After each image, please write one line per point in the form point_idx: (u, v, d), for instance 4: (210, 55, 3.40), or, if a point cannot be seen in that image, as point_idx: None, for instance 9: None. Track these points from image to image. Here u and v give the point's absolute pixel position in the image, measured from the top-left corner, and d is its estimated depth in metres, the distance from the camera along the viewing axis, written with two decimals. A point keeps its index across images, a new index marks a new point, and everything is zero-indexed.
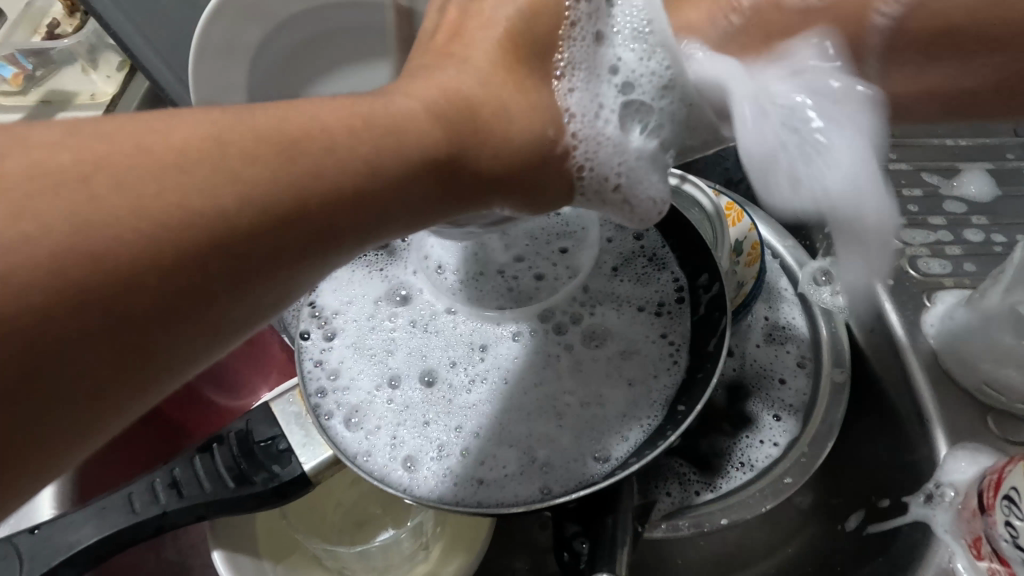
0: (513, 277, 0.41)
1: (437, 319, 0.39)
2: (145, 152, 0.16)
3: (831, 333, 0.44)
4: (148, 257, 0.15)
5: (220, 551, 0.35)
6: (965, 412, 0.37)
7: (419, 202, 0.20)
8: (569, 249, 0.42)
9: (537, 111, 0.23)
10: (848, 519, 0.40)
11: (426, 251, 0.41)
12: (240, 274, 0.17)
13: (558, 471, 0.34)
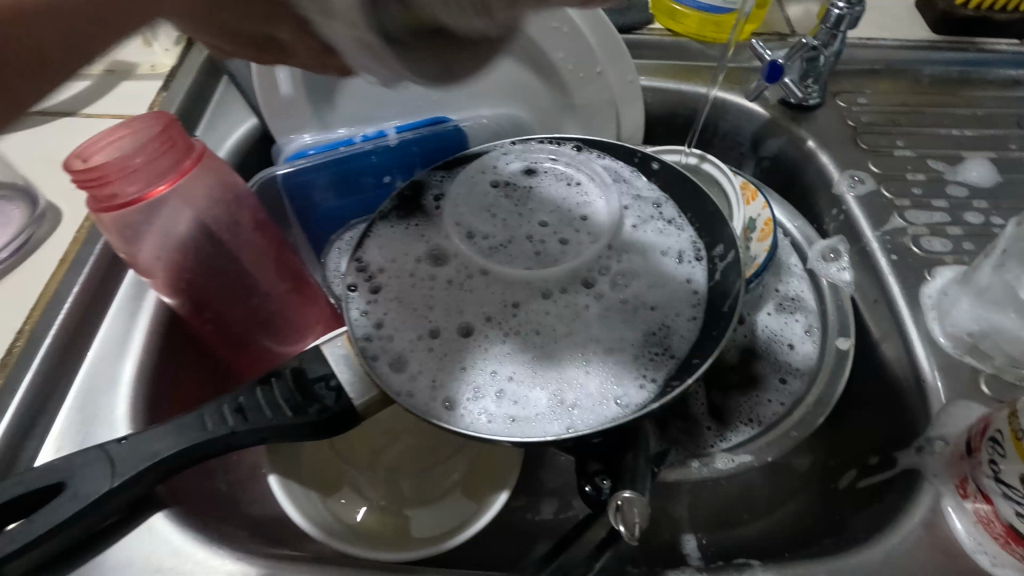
0: (541, 240, 0.43)
1: (471, 277, 0.42)
2: None
3: (837, 302, 0.47)
4: None
5: (275, 473, 0.38)
6: (960, 374, 0.40)
7: None
8: (589, 214, 0.45)
9: None
10: (841, 478, 0.43)
11: (458, 217, 0.44)
12: None
13: (583, 412, 0.36)
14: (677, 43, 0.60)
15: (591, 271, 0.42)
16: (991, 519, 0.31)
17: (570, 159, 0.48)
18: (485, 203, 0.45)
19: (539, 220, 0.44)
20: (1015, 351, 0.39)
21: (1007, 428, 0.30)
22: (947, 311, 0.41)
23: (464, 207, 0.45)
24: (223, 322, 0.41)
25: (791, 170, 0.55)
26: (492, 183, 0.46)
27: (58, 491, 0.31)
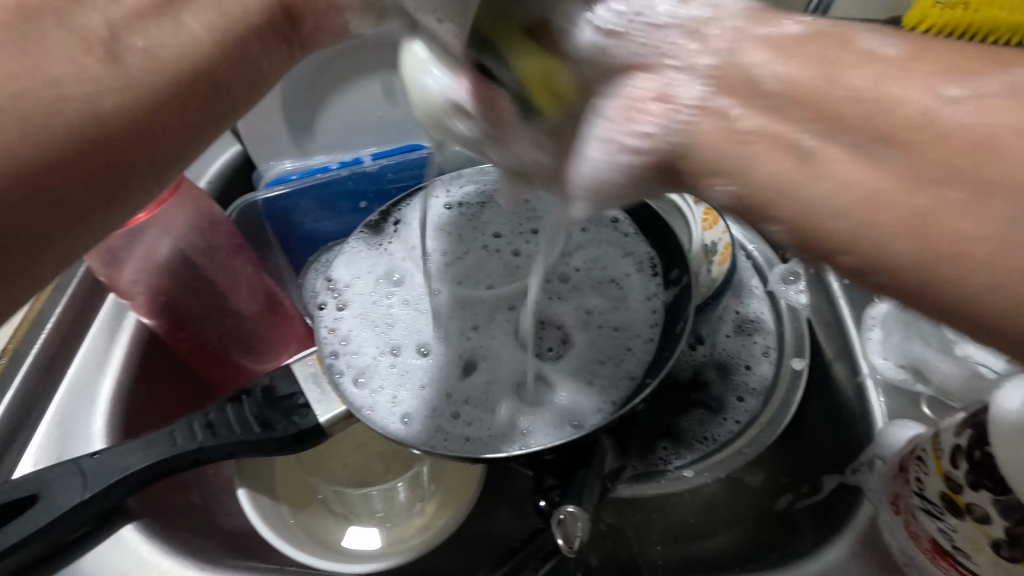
0: (496, 251, 0.47)
1: (426, 298, 0.44)
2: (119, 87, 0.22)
3: (794, 324, 0.49)
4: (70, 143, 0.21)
5: (244, 488, 0.40)
6: (901, 392, 0.42)
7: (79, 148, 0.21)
8: (540, 227, 0.48)
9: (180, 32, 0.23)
10: (778, 499, 0.45)
11: (412, 240, 0.47)
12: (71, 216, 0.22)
13: (538, 433, 0.38)
14: None
15: (553, 277, 0.47)
16: (919, 533, 0.33)
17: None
18: (438, 223, 0.48)
19: (497, 235, 0.48)
20: (940, 380, 0.41)
21: (930, 447, 0.32)
22: (878, 342, 0.44)
23: (418, 231, 0.47)
24: (200, 342, 0.44)
25: None
26: (446, 204, 0.48)
27: (34, 502, 0.34)
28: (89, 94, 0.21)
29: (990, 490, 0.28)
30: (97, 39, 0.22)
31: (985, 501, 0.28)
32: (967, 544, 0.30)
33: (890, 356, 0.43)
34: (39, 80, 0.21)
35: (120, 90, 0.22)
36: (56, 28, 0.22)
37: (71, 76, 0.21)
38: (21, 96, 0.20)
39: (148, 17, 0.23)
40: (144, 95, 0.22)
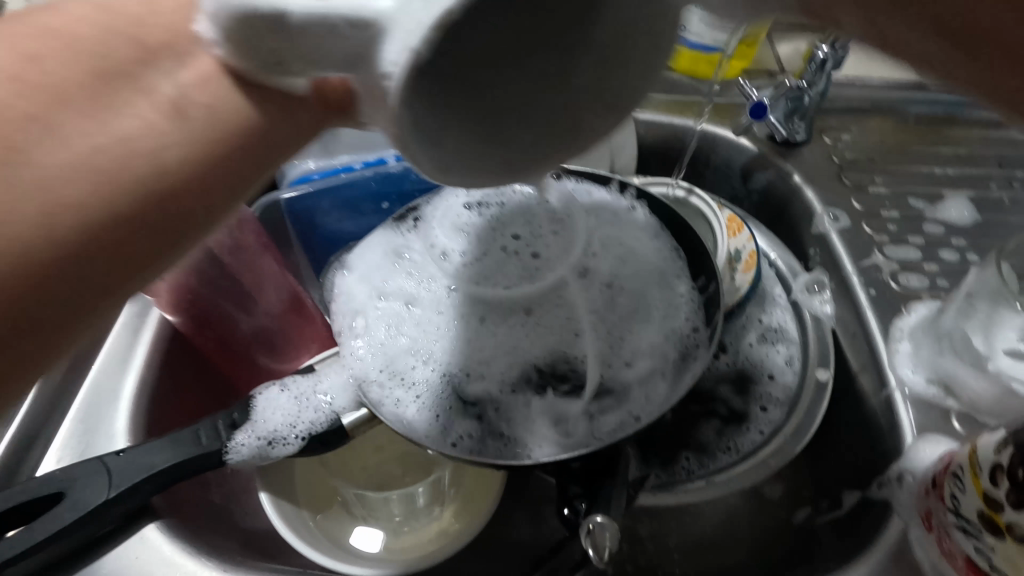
0: (515, 252, 0.45)
1: (445, 297, 0.43)
2: (147, 158, 0.19)
3: (819, 335, 0.49)
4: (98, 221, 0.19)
5: (266, 492, 0.40)
6: (931, 406, 0.41)
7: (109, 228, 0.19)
8: (563, 228, 0.46)
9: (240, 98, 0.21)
10: (797, 513, 0.45)
11: (432, 238, 0.46)
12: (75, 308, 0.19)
13: (571, 437, 0.38)
14: (668, 79, 0.61)
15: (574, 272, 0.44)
16: (951, 551, 0.32)
17: (538, 179, 0.49)
18: (458, 223, 0.47)
19: (516, 234, 0.46)
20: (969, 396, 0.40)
21: (966, 463, 0.31)
22: (905, 354, 0.43)
23: (438, 230, 0.47)
24: (226, 339, 0.44)
25: (780, 202, 0.57)
26: (468, 205, 0.48)
27: (59, 500, 0.33)
28: (159, 145, 0.19)
29: None
30: (168, 101, 0.20)
31: None
32: (1005, 564, 0.29)
33: (919, 369, 0.42)
34: (109, 138, 0.19)
35: (174, 153, 0.20)
36: (128, 87, 0.19)
37: (147, 133, 0.19)
38: (90, 153, 0.18)
39: (214, 73, 0.20)
40: (170, 165, 0.20)
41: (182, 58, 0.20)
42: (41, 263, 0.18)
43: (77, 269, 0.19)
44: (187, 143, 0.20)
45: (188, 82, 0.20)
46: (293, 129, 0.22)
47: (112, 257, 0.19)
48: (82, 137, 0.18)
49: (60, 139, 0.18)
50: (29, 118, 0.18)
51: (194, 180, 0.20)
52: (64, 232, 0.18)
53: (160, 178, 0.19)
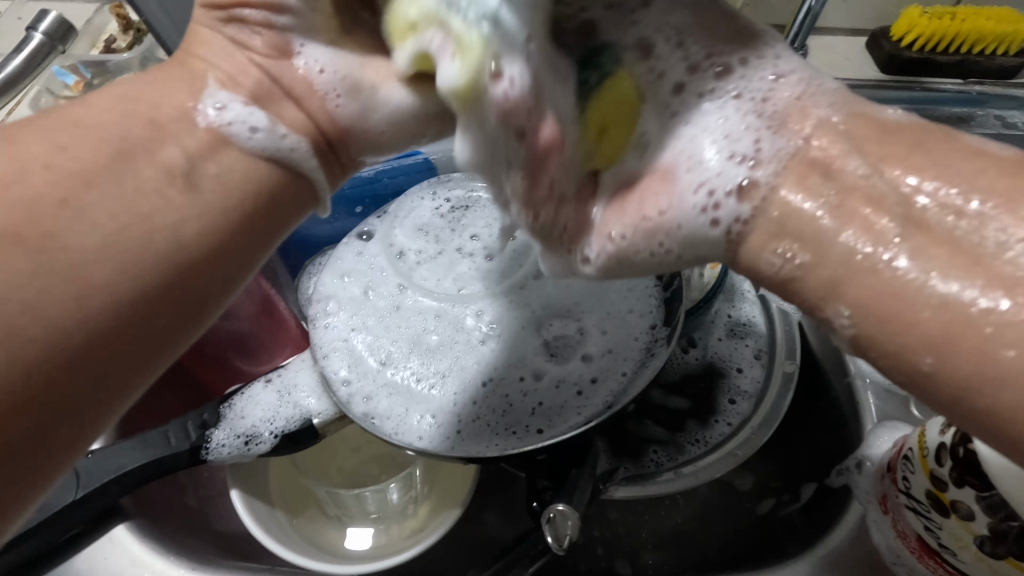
0: (470, 253, 0.48)
1: (404, 298, 0.45)
2: (167, 226, 0.22)
3: (788, 329, 0.49)
4: (141, 285, 0.21)
5: (238, 489, 0.41)
6: (890, 394, 0.42)
7: (147, 297, 0.22)
8: (516, 233, 0.49)
9: (245, 176, 0.25)
10: (761, 505, 0.45)
11: (393, 238, 0.49)
12: (122, 367, 0.22)
13: (541, 424, 0.39)
14: None
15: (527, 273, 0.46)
16: (907, 532, 0.33)
17: None
18: (418, 224, 0.49)
19: (469, 236, 0.49)
20: None
21: (916, 446, 0.32)
22: (860, 342, 0.45)
23: (398, 231, 0.49)
24: (198, 342, 0.45)
25: None
26: (430, 208, 0.51)
27: (27, 501, 0.34)
28: (173, 221, 0.22)
29: (973, 486, 0.28)
30: (179, 174, 0.23)
31: (969, 498, 0.28)
32: (953, 541, 0.30)
33: None
34: (133, 209, 0.22)
35: (198, 218, 0.23)
36: (139, 162, 0.23)
37: (164, 209, 0.22)
38: (117, 233, 0.21)
39: (213, 147, 0.24)
40: (187, 226, 0.23)
41: (190, 133, 0.24)
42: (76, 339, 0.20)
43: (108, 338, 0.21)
44: (197, 217, 0.23)
45: (196, 155, 0.24)
46: (284, 195, 0.26)
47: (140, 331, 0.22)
48: (109, 218, 0.21)
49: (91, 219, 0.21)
50: (63, 202, 0.21)
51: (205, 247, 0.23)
52: (99, 307, 0.21)
53: (175, 249, 0.22)
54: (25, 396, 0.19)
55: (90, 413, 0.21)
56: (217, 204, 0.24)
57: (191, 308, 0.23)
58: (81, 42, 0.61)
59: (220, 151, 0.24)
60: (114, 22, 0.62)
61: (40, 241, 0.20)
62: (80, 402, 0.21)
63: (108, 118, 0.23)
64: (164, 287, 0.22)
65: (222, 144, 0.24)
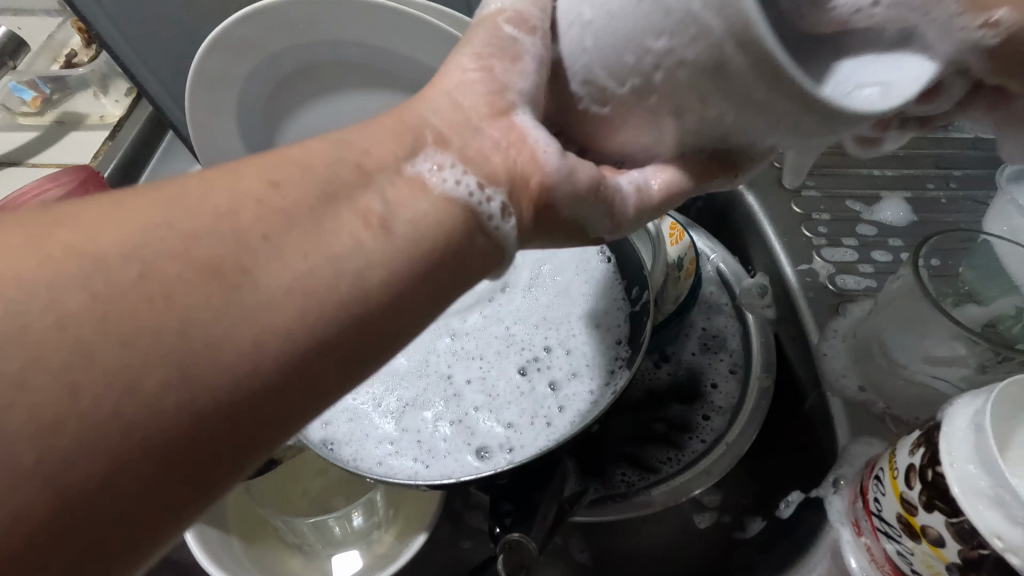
0: None
1: None
2: (336, 267, 0.20)
3: (761, 340, 0.48)
4: (282, 330, 0.18)
5: (189, 520, 0.38)
6: (864, 411, 0.41)
7: (303, 347, 0.19)
8: None
9: (394, 238, 0.21)
10: (702, 517, 0.45)
11: None
12: (239, 439, 0.18)
13: (518, 450, 0.38)
14: None
15: (496, 286, 0.46)
16: (879, 554, 0.32)
17: None
18: None
19: None
20: (895, 400, 0.40)
21: (887, 466, 0.31)
22: (825, 360, 0.44)
23: None
24: None
25: (723, 206, 0.57)
26: None
27: None
28: (361, 265, 0.20)
29: (943, 511, 0.26)
30: (374, 219, 0.21)
31: (939, 524, 0.27)
32: (924, 567, 0.28)
33: (849, 373, 0.42)
34: (312, 262, 0.19)
35: (384, 266, 0.20)
36: (342, 208, 0.21)
37: (352, 252, 0.20)
38: (309, 273, 0.19)
39: (413, 194, 0.22)
40: (350, 285, 0.20)
41: (390, 181, 0.22)
42: (142, 426, 0.16)
43: (132, 466, 0.16)
44: (386, 264, 0.20)
45: (391, 205, 0.21)
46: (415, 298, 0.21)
47: (259, 408, 0.18)
48: (306, 273, 0.19)
49: (226, 344, 0.18)
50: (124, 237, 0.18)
51: (308, 359, 0.19)
52: (235, 357, 0.18)
53: (350, 304, 0.20)
54: (107, 464, 0.16)
55: (216, 474, 0.18)
56: (394, 257, 0.21)
57: (267, 412, 0.18)
58: (41, 57, 0.60)
59: (416, 199, 0.22)
60: (76, 35, 0.62)
61: (234, 277, 0.18)
62: (195, 476, 0.17)
63: (315, 160, 0.22)
64: (299, 359, 0.19)
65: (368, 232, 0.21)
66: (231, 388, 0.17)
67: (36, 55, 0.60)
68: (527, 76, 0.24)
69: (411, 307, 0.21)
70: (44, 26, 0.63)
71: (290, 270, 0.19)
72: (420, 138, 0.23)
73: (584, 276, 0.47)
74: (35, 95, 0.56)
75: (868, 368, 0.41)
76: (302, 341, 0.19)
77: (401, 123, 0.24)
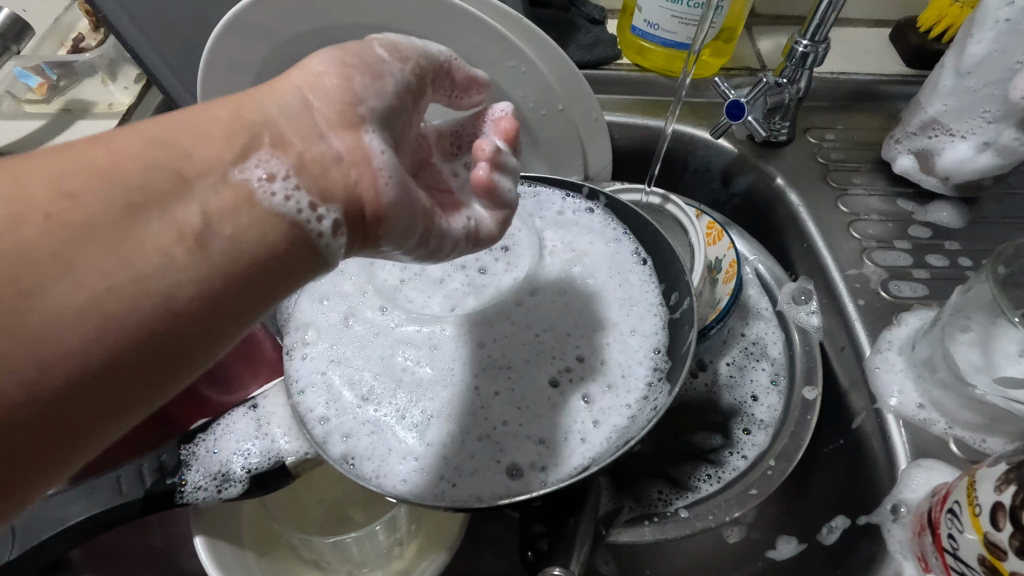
0: (463, 266, 0.45)
1: (384, 323, 0.41)
2: (163, 272, 0.19)
3: (805, 349, 0.45)
4: (95, 337, 0.18)
5: (201, 535, 0.36)
6: (924, 431, 0.38)
7: (120, 351, 0.19)
8: (510, 245, 0.46)
9: (227, 239, 0.21)
10: (729, 533, 0.43)
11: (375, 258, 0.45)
12: (62, 436, 0.18)
13: (552, 470, 0.36)
14: (642, 77, 0.58)
15: (524, 288, 0.44)
16: None
17: None
18: None
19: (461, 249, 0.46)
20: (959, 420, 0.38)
21: (965, 499, 0.28)
22: (882, 376, 0.41)
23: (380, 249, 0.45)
24: None
25: (762, 205, 0.54)
26: None
27: None
28: (171, 284, 0.19)
29: None
30: (191, 232, 0.20)
31: None
32: None
33: (908, 389, 0.39)
34: (121, 269, 0.19)
35: (205, 275, 0.20)
36: (156, 216, 0.20)
37: (161, 267, 0.19)
38: (101, 295, 0.18)
39: (236, 207, 0.21)
40: (174, 285, 0.19)
41: (213, 189, 0.21)
42: None
43: None
44: (197, 280, 0.20)
45: (214, 208, 0.21)
46: (249, 296, 0.21)
47: (60, 420, 0.18)
48: (100, 275, 0.18)
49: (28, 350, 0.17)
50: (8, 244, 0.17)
51: (132, 356, 0.19)
52: (27, 375, 0.17)
53: (155, 318, 0.19)
54: None
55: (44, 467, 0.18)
56: (222, 267, 0.20)
57: (94, 409, 0.19)
58: (48, 41, 0.57)
59: (244, 208, 0.21)
60: (84, 19, 0.59)
61: (24, 293, 0.17)
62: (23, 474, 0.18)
63: (130, 163, 0.20)
64: (100, 377, 0.18)
65: (194, 236, 0.20)
66: (34, 398, 0.17)
67: (42, 39, 0.57)
68: (383, 96, 0.25)
69: (239, 304, 0.21)
70: (51, 9, 0.61)
71: (107, 272, 0.18)
72: (256, 140, 0.22)
73: (618, 280, 0.44)
74: (41, 82, 0.54)
75: (931, 386, 0.38)
76: (95, 362, 0.18)
77: (239, 117, 0.22)
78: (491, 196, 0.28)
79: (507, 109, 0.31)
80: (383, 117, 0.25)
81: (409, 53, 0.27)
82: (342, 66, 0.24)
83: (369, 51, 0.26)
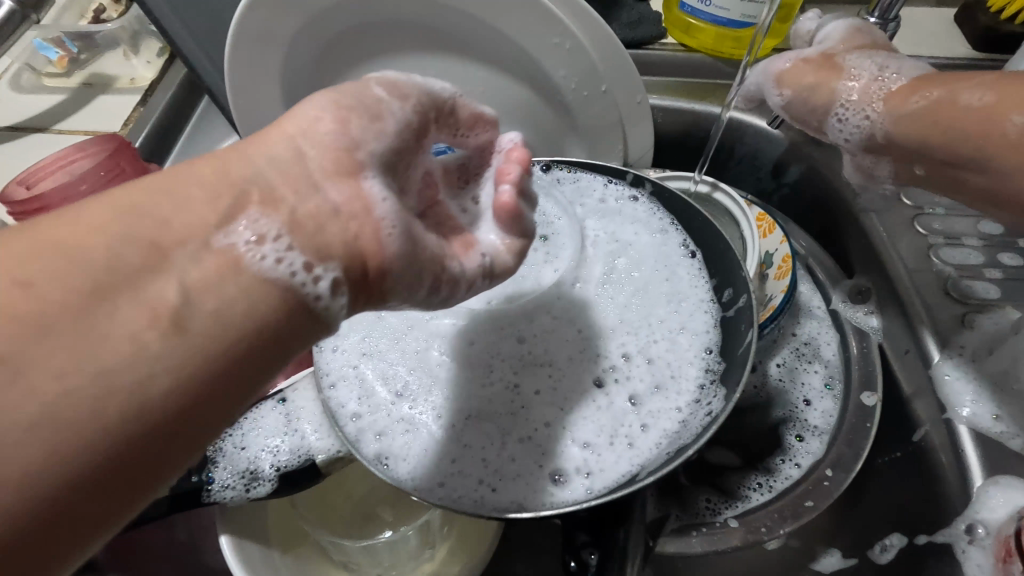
0: None
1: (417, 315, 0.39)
2: (137, 362, 0.18)
3: (862, 352, 0.43)
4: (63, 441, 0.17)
5: (228, 535, 0.35)
6: (998, 447, 0.35)
7: (88, 458, 0.17)
8: (549, 235, 0.44)
9: (207, 319, 0.19)
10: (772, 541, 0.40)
11: None
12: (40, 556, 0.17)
13: (598, 475, 0.33)
14: (689, 58, 0.54)
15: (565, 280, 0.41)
16: None
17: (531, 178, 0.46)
18: None
19: None
20: None
21: None
22: (951, 385, 0.38)
23: None
24: None
25: (815, 197, 0.51)
26: None
27: None
28: (140, 377, 0.18)
29: None
30: (166, 312, 0.19)
31: None
32: None
33: None
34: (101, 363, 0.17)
35: (180, 367, 0.18)
36: (127, 300, 0.18)
37: (132, 360, 0.18)
38: (66, 398, 0.17)
39: (219, 278, 0.20)
40: (147, 381, 0.18)
41: (193, 260, 0.20)
42: None
43: None
44: (171, 371, 0.18)
45: (194, 284, 0.19)
46: (237, 379, 0.20)
47: (38, 541, 0.17)
48: (60, 376, 0.17)
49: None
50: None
51: (104, 459, 0.17)
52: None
53: (131, 415, 0.18)
54: None
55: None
56: (201, 353, 0.19)
57: (70, 523, 0.17)
58: (68, 13, 0.55)
59: (229, 280, 0.20)
60: None
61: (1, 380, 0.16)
62: None
63: (93, 239, 0.19)
64: (81, 482, 0.17)
65: (171, 320, 0.19)
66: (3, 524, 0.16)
67: (62, 10, 0.55)
68: (383, 139, 0.23)
69: (222, 393, 0.19)
70: None
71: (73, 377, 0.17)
72: (243, 199, 0.21)
73: (666, 273, 0.41)
74: (62, 55, 0.52)
75: None
76: (69, 477, 0.17)
77: (221, 176, 0.21)
78: (516, 221, 0.26)
79: (515, 139, 0.28)
80: (386, 162, 0.23)
81: (409, 91, 0.25)
82: (339, 110, 0.23)
83: (368, 92, 0.24)
